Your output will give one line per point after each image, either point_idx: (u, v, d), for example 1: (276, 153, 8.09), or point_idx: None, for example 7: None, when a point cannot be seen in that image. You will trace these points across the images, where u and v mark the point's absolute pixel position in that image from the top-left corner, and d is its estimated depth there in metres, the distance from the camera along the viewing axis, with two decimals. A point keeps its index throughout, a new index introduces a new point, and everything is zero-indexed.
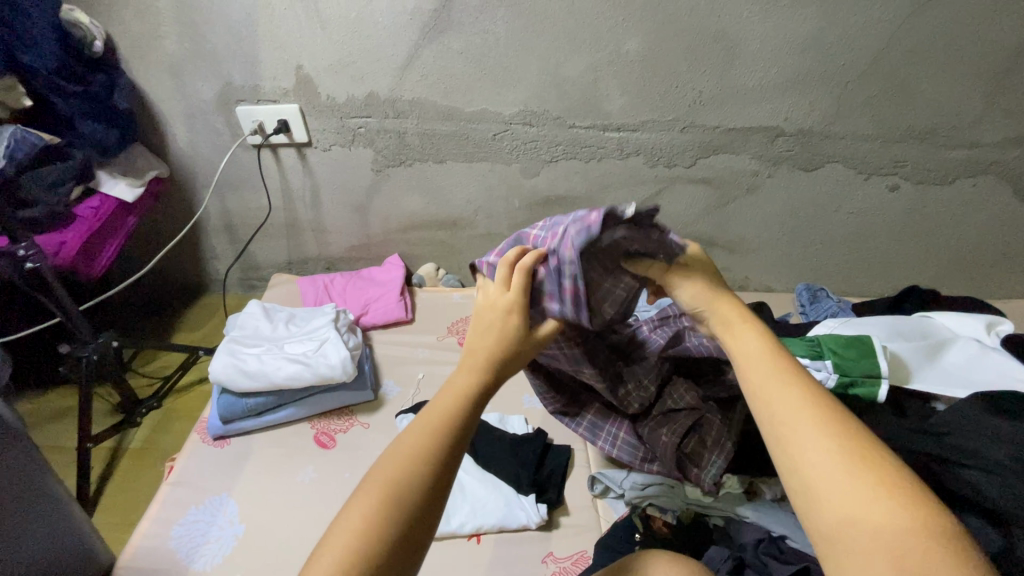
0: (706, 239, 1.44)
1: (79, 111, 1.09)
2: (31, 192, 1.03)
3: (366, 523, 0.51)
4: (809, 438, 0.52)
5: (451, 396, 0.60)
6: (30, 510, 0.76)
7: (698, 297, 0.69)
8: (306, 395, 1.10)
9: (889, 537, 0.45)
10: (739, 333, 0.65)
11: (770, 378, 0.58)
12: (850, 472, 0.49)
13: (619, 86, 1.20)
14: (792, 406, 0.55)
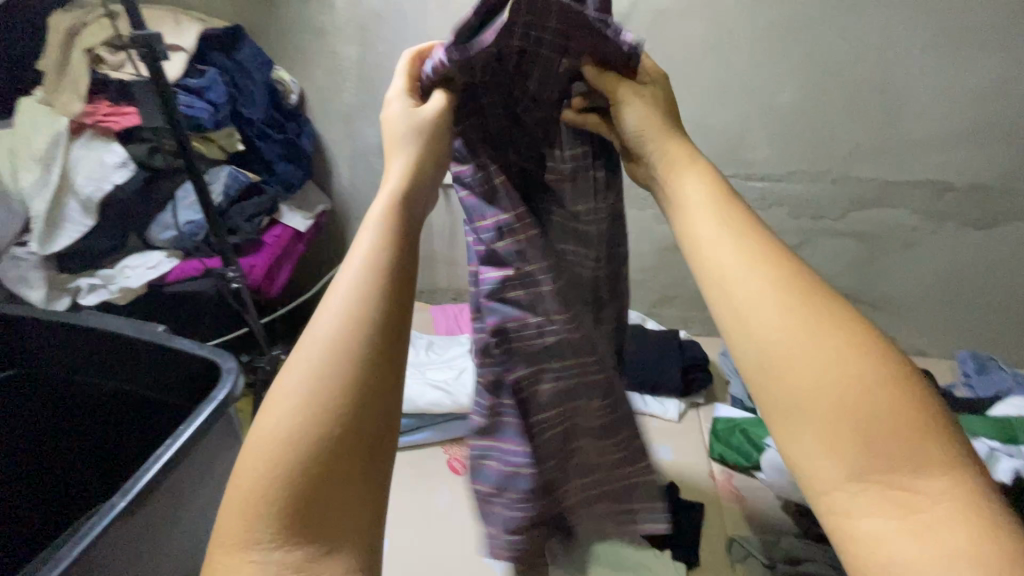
0: (851, 295, 1.35)
1: (278, 155, 1.26)
2: (235, 222, 1.20)
3: (296, 428, 0.38)
4: (750, 284, 0.45)
5: (368, 258, 0.45)
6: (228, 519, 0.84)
7: (647, 121, 0.54)
8: (442, 421, 1.18)
9: (866, 406, 0.39)
10: (682, 170, 0.52)
11: (719, 228, 0.48)
12: (833, 341, 0.41)
13: (767, 136, 1.19)
14: (751, 280, 0.45)
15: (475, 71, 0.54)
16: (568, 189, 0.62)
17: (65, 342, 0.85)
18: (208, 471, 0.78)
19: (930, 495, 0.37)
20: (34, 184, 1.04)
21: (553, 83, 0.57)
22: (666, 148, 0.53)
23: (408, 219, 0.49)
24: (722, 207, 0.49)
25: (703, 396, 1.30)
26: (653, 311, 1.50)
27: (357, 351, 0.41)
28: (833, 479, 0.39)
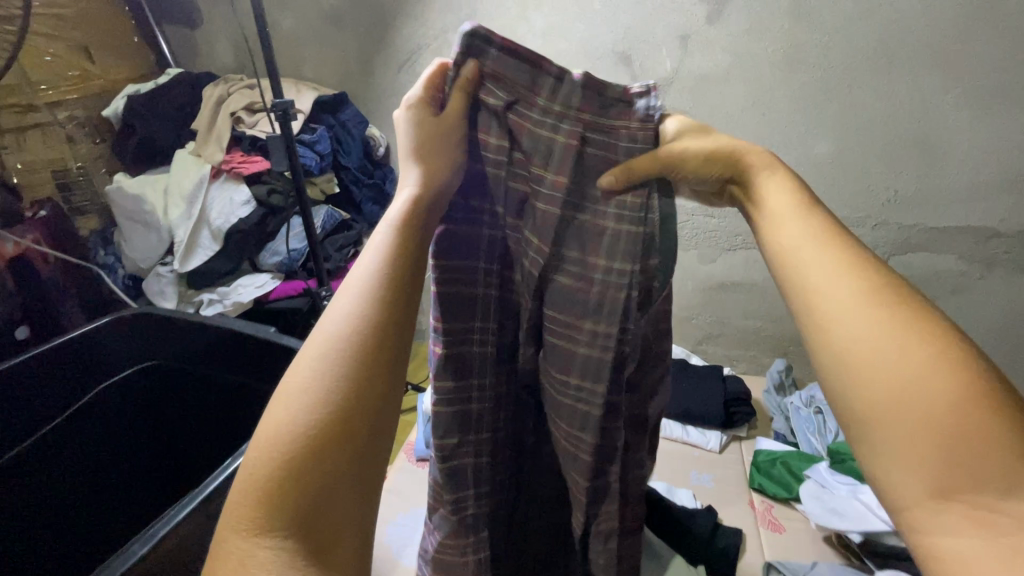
0: None
1: (366, 197, 1.49)
2: (329, 251, 1.41)
3: (303, 420, 0.43)
4: (843, 290, 0.43)
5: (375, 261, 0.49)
6: None
7: (720, 144, 0.52)
8: None
9: (957, 427, 0.37)
10: (766, 187, 0.51)
11: (806, 237, 0.47)
12: (919, 361, 0.39)
13: (805, 184, 1.28)
14: (840, 286, 0.44)
15: (497, 82, 0.54)
16: (595, 228, 0.55)
17: (193, 340, 1.05)
18: None
19: (1015, 516, 0.36)
20: (180, 217, 1.31)
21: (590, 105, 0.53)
22: (756, 158, 0.52)
23: (414, 231, 0.52)
24: (803, 213, 0.48)
25: (746, 429, 1.33)
26: (698, 348, 1.57)
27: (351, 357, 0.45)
28: (911, 497, 0.39)
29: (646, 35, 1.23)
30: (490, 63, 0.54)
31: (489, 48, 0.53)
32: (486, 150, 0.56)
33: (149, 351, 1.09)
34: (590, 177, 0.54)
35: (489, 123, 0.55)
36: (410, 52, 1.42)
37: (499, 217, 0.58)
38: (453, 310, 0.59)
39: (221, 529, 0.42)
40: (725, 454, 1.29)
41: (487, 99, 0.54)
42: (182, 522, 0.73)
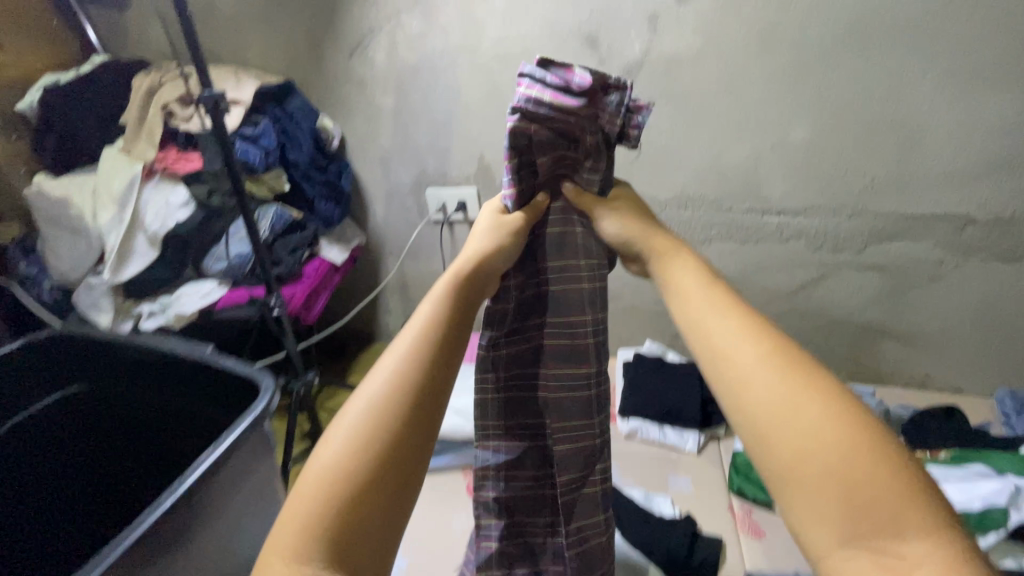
0: (876, 328, 1.34)
1: (319, 194, 1.38)
2: (279, 253, 1.31)
3: (355, 443, 0.43)
4: (745, 350, 0.46)
5: (432, 308, 0.55)
6: (254, 528, 0.90)
7: (629, 231, 0.64)
8: (462, 446, 1.22)
9: (849, 465, 0.38)
10: (678, 262, 0.58)
11: (710, 304, 0.51)
12: (802, 409, 0.42)
13: (781, 172, 1.23)
14: (743, 347, 0.47)
15: (534, 121, 0.65)
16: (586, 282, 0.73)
17: (125, 362, 0.94)
18: (234, 492, 0.84)
19: (914, 563, 0.34)
20: (110, 221, 1.18)
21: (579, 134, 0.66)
22: (655, 246, 0.61)
23: (470, 288, 0.59)
24: (704, 288, 0.53)
25: (724, 429, 1.29)
26: (675, 342, 1.52)
27: (412, 395, 0.47)
28: (823, 549, 0.37)
29: (613, 14, 1.14)
30: (546, 95, 0.63)
31: (538, 91, 0.63)
32: (544, 168, 0.68)
33: (75, 376, 0.97)
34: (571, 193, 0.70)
35: (534, 143, 0.66)
36: (361, 36, 1.31)
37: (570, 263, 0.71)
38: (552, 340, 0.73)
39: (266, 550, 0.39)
40: (704, 455, 1.25)
41: (530, 123, 0.65)
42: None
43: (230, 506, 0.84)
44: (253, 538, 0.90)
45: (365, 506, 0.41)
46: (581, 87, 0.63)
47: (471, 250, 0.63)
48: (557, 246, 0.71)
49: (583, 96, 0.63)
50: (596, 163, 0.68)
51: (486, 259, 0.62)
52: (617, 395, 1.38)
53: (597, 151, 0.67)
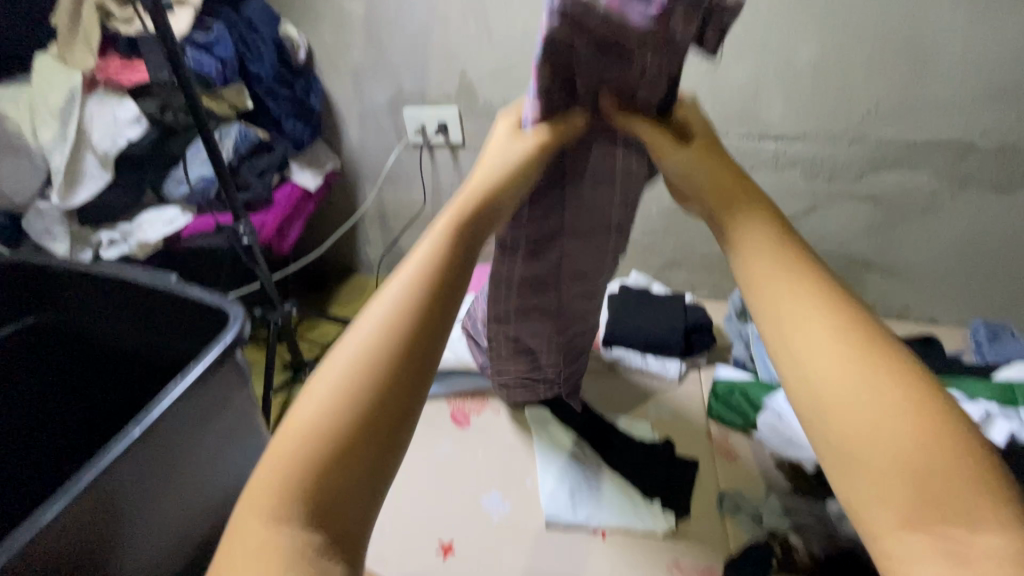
0: (862, 260, 1.33)
1: (286, 112, 1.27)
2: (246, 178, 1.23)
3: (334, 405, 0.43)
4: (817, 325, 0.47)
5: (420, 264, 0.52)
6: (238, 454, 0.87)
7: (709, 189, 0.61)
8: (445, 375, 1.21)
9: (915, 451, 0.40)
10: (748, 225, 0.55)
11: (782, 272, 0.51)
12: (857, 368, 0.44)
13: (781, 95, 1.16)
14: (814, 324, 0.47)
15: (586, 19, 0.56)
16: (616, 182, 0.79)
17: (82, 289, 0.88)
18: (208, 423, 0.80)
19: (982, 549, 0.36)
20: (53, 139, 1.07)
21: (636, 47, 0.59)
22: (743, 206, 0.57)
23: (465, 244, 0.56)
24: (774, 241, 0.53)
25: (705, 357, 1.30)
26: (661, 276, 1.50)
27: (397, 354, 0.46)
28: (883, 527, 0.39)
29: None
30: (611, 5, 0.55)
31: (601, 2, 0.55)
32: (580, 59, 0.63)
33: (30, 306, 0.91)
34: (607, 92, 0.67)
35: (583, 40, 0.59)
36: None
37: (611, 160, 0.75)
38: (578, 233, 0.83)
39: (241, 503, 0.40)
40: (684, 383, 1.26)
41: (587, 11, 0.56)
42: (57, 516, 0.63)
43: (206, 441, 0.80)
44: (239, 473, 0.87)
45: (341, 467, 0.41)
46: (645, 15, 0.54)
47: (468, 199, 0.61)
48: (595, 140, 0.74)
49: (653, 11, 0.54)
50: (646, 72, 0.62)
51: (484, 211, 0.61)
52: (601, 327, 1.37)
53: (648, 73, 0.62)
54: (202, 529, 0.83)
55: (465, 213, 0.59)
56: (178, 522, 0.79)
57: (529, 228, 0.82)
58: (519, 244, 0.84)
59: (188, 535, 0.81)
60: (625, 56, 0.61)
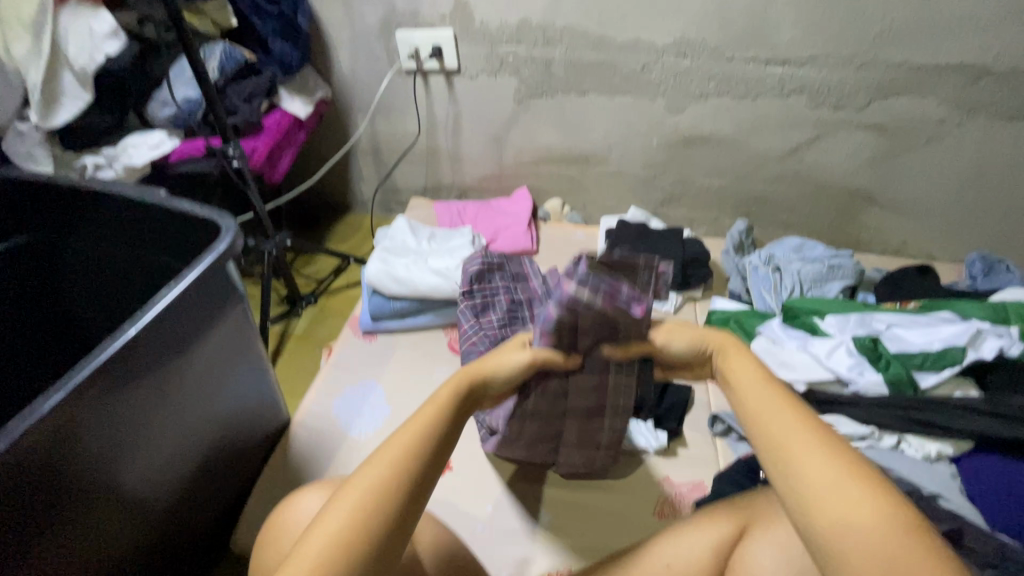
0: (862, 193, 1.32)
1: (273, 33, 1.20)
2: (233, 101, 1.19)
3: (342, 540, 0.50)
4: (802, 441, 0.52)
5: (433, 406, 0.59)
6: (237, 362, 0.89)
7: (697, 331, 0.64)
8: (442, 305, 1.20)
9: (896, 551, 0.45)
10: (735, 360, 0.61)
11: (766, 398, 0.56)
12: (838, 476, 0.49)
13: (791, 14, 1.11)
14: (800, 436, 0.52)
15: (586, 306, 0.60)
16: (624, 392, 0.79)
17: (70, 201, 0.86)
18: (205, 327, 0.81)
19: None
20: (27, 54, 1.01)
21: (623, 326, 0.63)
22: (720, 338, 0.62)
23: (467, 403, 0.62)
24: (754, 368, 0.59)
25: (702, 291, 1.30)
26: (659, 211, 1.48)
27: (398, 501, 0.53)
28: None
29: None
30: (603, 287, 0.61)
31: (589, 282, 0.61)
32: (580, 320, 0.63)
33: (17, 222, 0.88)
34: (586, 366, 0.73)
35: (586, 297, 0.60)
36: None
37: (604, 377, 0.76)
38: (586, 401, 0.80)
39: None
40: (680, 315, 1.26)
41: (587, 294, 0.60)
42: (59, 404, 0.64)
43: (198, 353, 0.81)
44: (232, 390, 0.89)
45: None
46: (635, 314, 0.62)
47: (482, 363, 0.65)
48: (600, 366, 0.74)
49: (639, 309, 0.62)
50: (640, 331, 0.64)
51: (499, 374, 0.65)
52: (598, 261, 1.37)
53: (637, 328, 0.64)
54: (198, 441, 0.85)
55: (475, 369, 0.64)
56: (182, 435, 0.82)
57: (531, 418, 0.83)
58: (523, 428, 0.85)
59: (185, 445, 0.83)
60: (617, 334, 0.65)
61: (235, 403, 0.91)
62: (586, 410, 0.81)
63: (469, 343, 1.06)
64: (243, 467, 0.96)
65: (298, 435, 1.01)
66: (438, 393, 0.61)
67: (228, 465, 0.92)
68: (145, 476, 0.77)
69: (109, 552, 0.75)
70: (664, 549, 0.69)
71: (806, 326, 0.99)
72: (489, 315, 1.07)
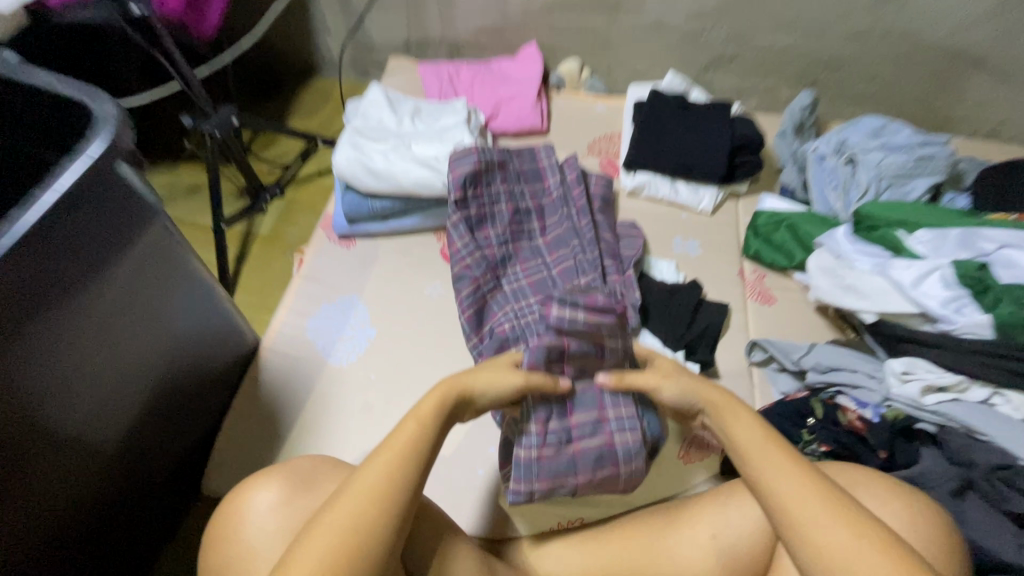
0: (972, 55, 1.02)
1: None
2: None
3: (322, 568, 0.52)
4: (815, 509, 0.53)
5: (416, 433, 0.61)
6: (173, 289, 0.71)
7: (689, 390, 0.68)
8: (432, 205, 0.99)
9: None
10: (738, 419, 0.63)
11: (771, 461, 0.58)
12: (854, 540, 0.51)
13: None
14: (810, 502, 0.54)
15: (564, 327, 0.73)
16: (632, 454, 0.76)
17: None
18: (110, 250, 0.61)
19: None
20: None
21: (599, 331, 0.76)
22: (716, 396, 0.66)
23: (448, 410, 0.65)
24: (753, 426, 0.62)
25: (747, 185, 1.07)
26: (702, 77, 1.18)
27: (377, 528, 0.55)
28: None
29: None
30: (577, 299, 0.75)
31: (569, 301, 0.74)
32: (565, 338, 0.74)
33: None
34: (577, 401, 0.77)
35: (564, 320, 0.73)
36: None
37: (604, 422, 0.76)
38: (593, 452, 0.75)
39: None
40: (718, 216, 1.05)
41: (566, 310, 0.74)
42: None
43: (112, 284, 0.62)
44: (171, 322, 0.72)
45: None
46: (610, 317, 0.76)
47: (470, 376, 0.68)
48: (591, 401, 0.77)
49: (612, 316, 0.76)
50: (613, 339, 0.77)
51: (481, 386, 0.68)
52: (623, 144, 1.11)
53: (613, 344, 0.77)
54: (141, 380, 0.71)
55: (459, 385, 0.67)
56: (114, 381, 0.67)
57: (536, 462, 0.74)
58: (530, 473, 0.74)
59: (117, 391, 0.67)
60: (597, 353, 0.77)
61: (180, 333, 0.74)
62: (594, 446, 0.75)
63: (461, 264, 0.87)
64: (207, 399, 0.83)
65: (268, 362, 0.87)
66: (421, 406, 0.64)
67: (183, 403, 0.79)
68: (72, 427, 0.63)
69: (45, 507, 0.64)
70: (711, 518, 0.68)
71: (886, 243, 0.81)
72: (487, 231, 0.91)
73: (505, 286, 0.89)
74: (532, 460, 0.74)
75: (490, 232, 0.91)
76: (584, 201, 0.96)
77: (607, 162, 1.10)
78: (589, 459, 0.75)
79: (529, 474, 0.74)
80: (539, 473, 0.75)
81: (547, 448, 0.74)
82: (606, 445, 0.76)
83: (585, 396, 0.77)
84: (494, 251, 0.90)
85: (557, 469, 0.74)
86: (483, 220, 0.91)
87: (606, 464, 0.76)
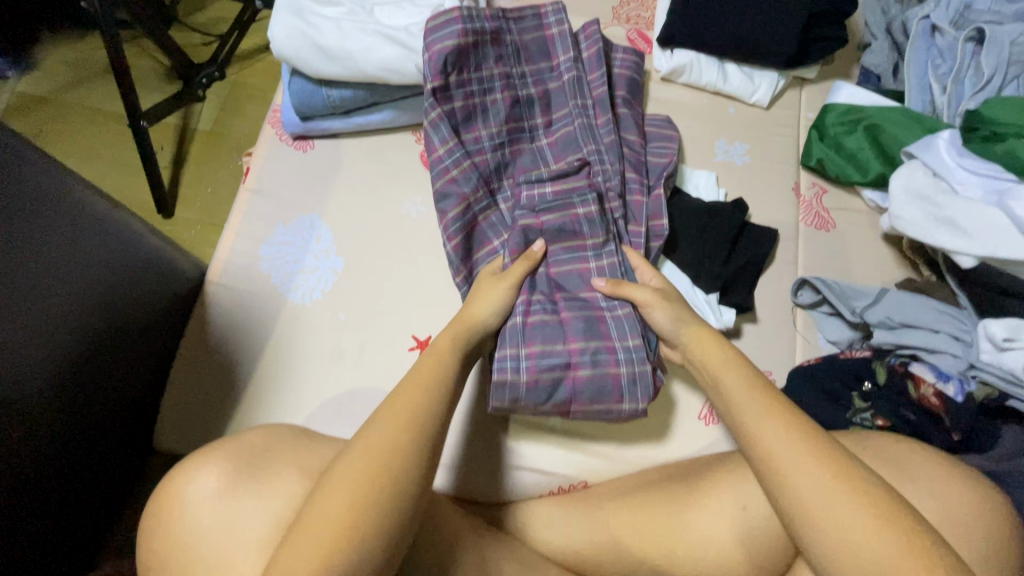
0: None
1: None
2: None
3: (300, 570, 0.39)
4: (816, 478, 0.43)
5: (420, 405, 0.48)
6: (51, 217, 0.54)
7: (688, 333, 0.57)
8: (407, 96, 0.76)
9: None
10: (724, 371, 0.53)
11: (763, 415, 0.48)
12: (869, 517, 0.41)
13: None
14: (810, 468, 0.44)
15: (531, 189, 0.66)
16: (627, 323, 0.60)
17: None
18: None
19: None
20: None
21: (573, 189, 0.66)
22: (704, 348, 0.56)
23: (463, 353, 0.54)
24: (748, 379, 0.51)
25: (817, 69, 0.82)
26: None
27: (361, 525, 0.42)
28: None
29: None
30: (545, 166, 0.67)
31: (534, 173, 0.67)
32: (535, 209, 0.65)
33: None
34: (561, 277, 0.63)
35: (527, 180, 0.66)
36: None
37: (595, 297, 0.61)
38: (581, 321, 0.60)
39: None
40: (775, 110, 0.82)
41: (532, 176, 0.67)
42: None
43: None
44: (81, 267, 0.58)
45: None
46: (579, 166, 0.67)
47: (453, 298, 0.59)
48: (577, 281, 0.63)
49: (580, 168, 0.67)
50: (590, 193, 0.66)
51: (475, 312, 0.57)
52: (659, 8, 0.84)
53: (590, 202, 0.65)
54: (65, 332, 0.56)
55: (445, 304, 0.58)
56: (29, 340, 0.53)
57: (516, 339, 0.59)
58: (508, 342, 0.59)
59: (41, 361, 0.54)
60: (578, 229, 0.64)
61: (90, 269, 0.59)
62: (583, 322, 0.60)
63: (444, 176, 0.66)
64: (147, 341, 0.70)
65: (217, 298, 0.73)
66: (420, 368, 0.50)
67: (122, 362, 0.66)
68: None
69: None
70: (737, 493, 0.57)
71: (1008, 162, 0.61)
72: (478, 129, 0.70)
73: (500, 204, 0.68)
74: (516, 322, 0.59)
75: (481, 130, 0.70)
76: (604, 89, 0.72)
77: (635, 34, 0.83)
78: (579, 323, 0.60)
79: (511, 343, 0.59)
80: (521, 338, 0.59)
81: (527, 310, 0.60)
82: (597, 315, 0.60)
83: (567, 272, 0.63)
84: (486, 158, 0.69)
85: (541, 338, 0.59)
86: (474, 117, 0.69)
87: (600, 335, 0.60)
